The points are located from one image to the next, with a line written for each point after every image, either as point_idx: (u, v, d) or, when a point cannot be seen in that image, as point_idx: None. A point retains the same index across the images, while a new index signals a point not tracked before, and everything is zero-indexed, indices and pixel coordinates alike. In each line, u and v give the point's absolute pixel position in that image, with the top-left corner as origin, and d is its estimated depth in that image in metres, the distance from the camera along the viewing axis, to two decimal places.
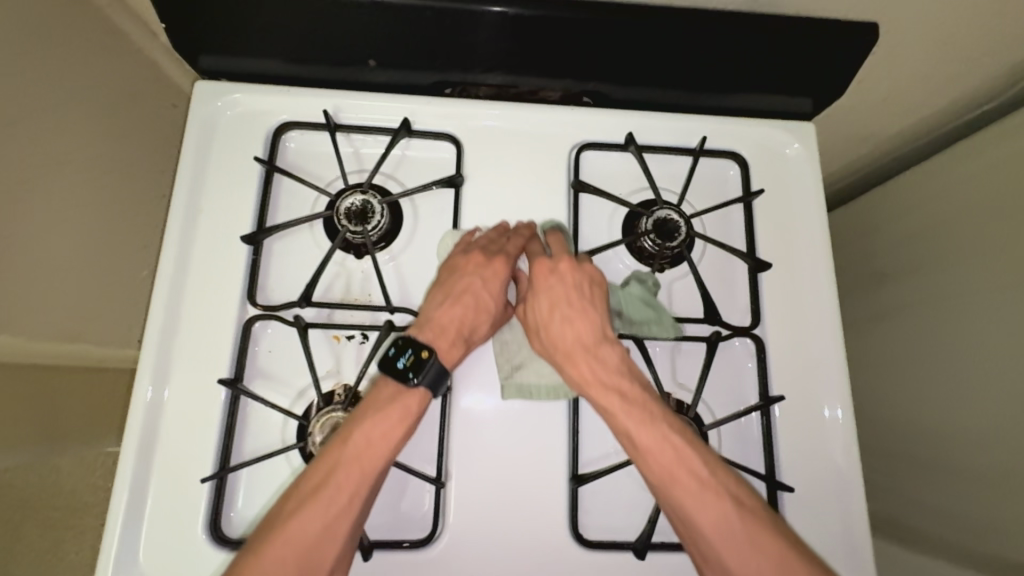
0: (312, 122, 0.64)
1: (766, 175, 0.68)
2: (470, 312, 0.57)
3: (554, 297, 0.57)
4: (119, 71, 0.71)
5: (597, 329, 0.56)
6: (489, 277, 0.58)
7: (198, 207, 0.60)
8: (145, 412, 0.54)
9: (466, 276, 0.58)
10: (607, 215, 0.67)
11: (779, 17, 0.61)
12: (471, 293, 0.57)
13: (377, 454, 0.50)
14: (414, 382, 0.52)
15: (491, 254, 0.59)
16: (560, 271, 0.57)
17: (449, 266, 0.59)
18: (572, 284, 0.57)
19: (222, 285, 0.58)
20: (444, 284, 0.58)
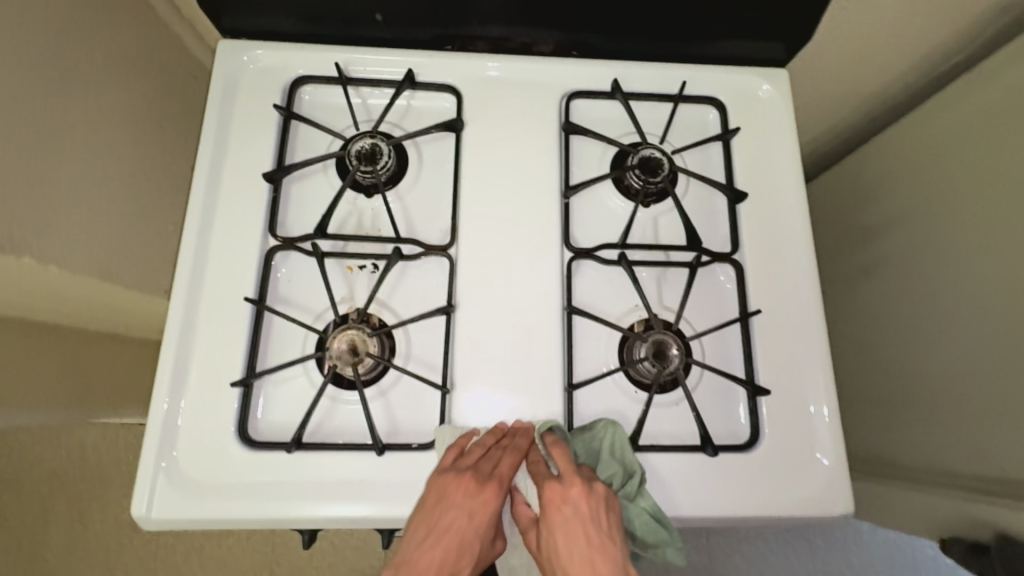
0: (325, 75, 0.70)
1: (743, 116, 0.73)
2: (450, 555, 0.54)
3: (560, 524, 0.54)
4: (146, 40, 0.78)
5: (619, 570, 0.52)
6: (478, 508, 0.55)
7: (223, 153, 0.66)
8: (181, 331, 0.60)
9: (450, 512, 0.55)
10: (596, 157, 0.73)
11: None
12: (453, 532, 0.54)
13: None
14: None
15: (481, 481, 0.56)
16: (571, 499, 0.54)
17: (434, 495, 0.55)
18: (583, 516, 0.54)
19: (247, 218, 0.64)
20: (427, 518, 0.55)
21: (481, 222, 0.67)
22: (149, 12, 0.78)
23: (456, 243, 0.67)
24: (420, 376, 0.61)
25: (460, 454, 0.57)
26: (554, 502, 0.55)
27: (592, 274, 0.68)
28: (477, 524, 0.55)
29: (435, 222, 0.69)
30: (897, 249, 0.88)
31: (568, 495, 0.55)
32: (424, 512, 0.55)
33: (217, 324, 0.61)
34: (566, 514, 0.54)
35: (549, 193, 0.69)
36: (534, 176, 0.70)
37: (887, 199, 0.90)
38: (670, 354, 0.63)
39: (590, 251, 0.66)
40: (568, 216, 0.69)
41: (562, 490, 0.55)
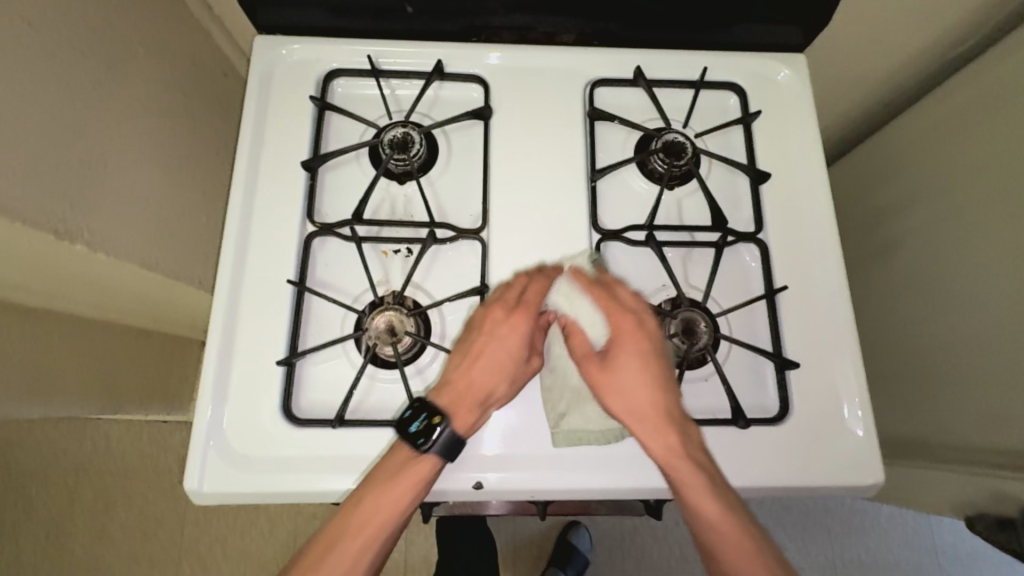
0: (358, 68, 0.72)
1: (764, 101, 0.74)
2: (488, 358, 0.58)
3: (635, 385, 0.57)
4: (181, 35, 0.81)
5: (648, 332, 0.58)
6: (512, 331, 0.59)
7: (262, 142, 0.68)
8: (227, 310, 0.62)
9: (506, 326, 0.59)
10: (621, 142, 0.75)
11: None
12: (488, 349, 0.58)
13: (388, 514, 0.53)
14: (424, 449, 0.55)
15: (511, 305, 0.60)
16: (632, 349, 0.58)
17: (479, 343, 0.59)
18: (640, 352, 0.58)
19: (286, 205, 0.67)
20: (479, 339, 0.59)
21: (510, 205, 0.70)
22: (184, 9, 0.81)
23: (488, 226, 0.69)
24: (457, 354, 0.63)
25: (513, 283, 0.61)
26: (615, 326, 0.59)
27: (620, 255, 0.70)
28: (519, 374, 0.59)
29: (466, 206, 0.71)
30: (908, 228, 0.89)
31: (633, 325, 0.59)
32: (462, 354, 0.59)
33: (261, 304, 0.63)
34: (625, 347, 0.58)
35: (577, 176, 0.71)
36: (562, 159, 0.72)
37: (895, 181, 0.91)
38: (698, 330, 0.65)
39: (619, 232, 0.68)
40: (594, 198, 0.71)
41: (621, 314, 0.59)
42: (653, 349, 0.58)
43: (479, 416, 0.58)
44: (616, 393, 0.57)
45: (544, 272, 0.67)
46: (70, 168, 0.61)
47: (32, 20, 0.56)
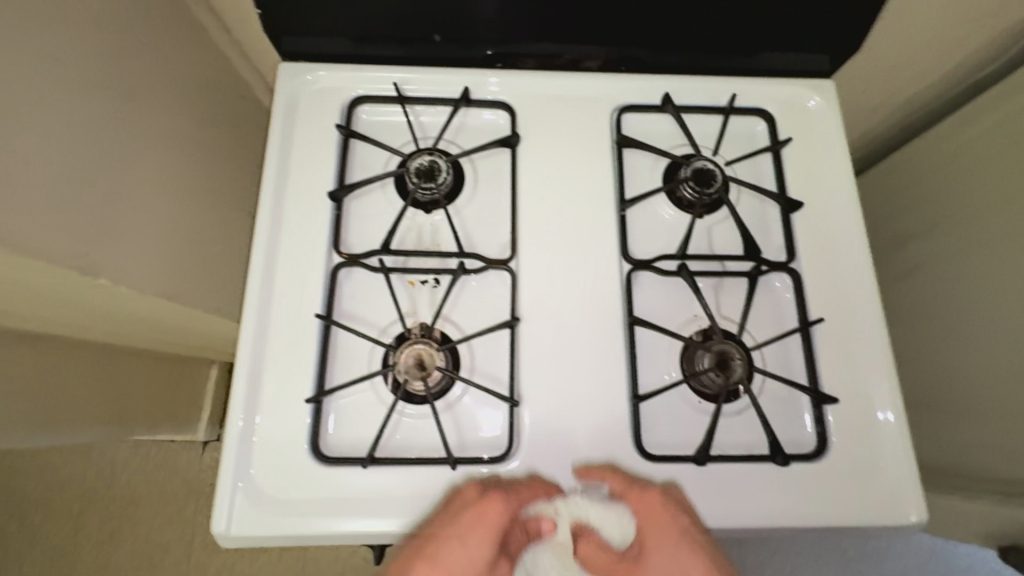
0: (383, 95, 0.72)
1: (792, 128, 0.74)
2: (455, 547, 0.53)
3: (653, 548, 0.56)
4: (197, 61, 0.80)
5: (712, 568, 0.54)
6: (467, 528, 0.53)
7: (287, 171, 0.67)
8: (253, 345, 0.61)
9: (467, 535, 0.53)
10: (650, 169, 0.74)
11: None
12: (449, 544, 0.53)
13: None
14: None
15: (476, 493, 0.56)
16: (667, 554, 0.55)
17: (430, 542, 0.54)
18: (672, 539, 0.55)
19: (312, 236, 0.66)
20: (438, 544, 0.53)
21: (539, 235, 0.68)
22: (201, 34, 0.80)
23: (516, 256, 0.67)
24: (489, 390, 0.62)
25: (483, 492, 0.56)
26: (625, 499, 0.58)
27: (650, 285, 0.69)
28: (479, 557, 0.53)
29: (493, 235, 0.69)
30: (931, 253, 0.89)
31: (650, 525, 0.56)
32: (413, 554, 0.54)
33: (287, 338, 0.62)
34: (654, 545, 0.56)
35: (606, 205, 0.70)
36: (590, 186, 0.71)
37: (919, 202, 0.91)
38: (733, 363, 0.64)
39: (648, 262, 0.67)
40: (623, 227, 0.70)
41: (644, 499, 0.57)
42: (673, 510, 0.56)
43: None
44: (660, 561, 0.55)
45: (575, 304, 0.66)
46: (93, 202, 0.59)
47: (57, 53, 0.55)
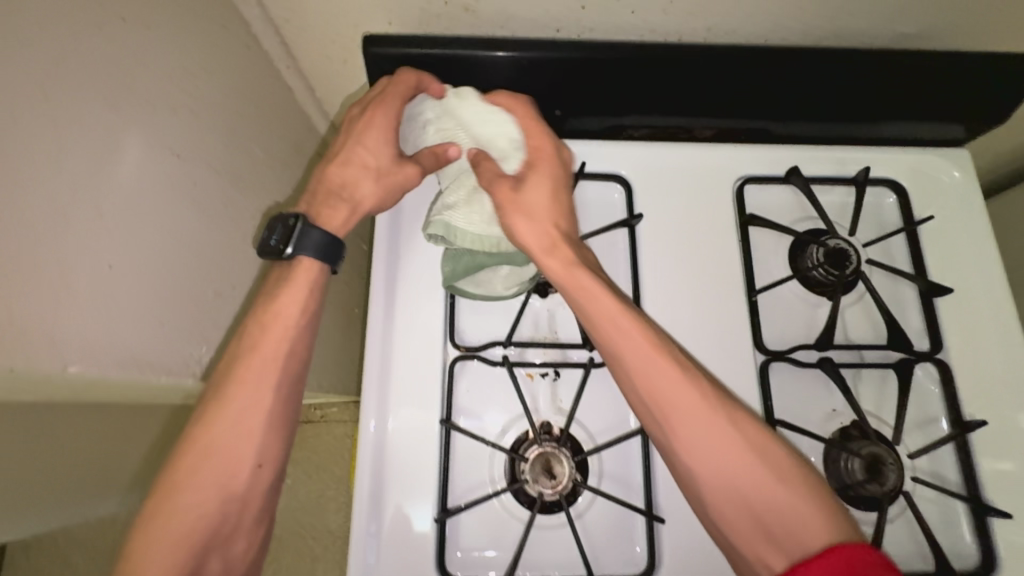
0: None
1: (927, 203, 0.70)
2: (361, 175, 0.58)
3: (622, 307, 0.52)
4: (288, 126, 0.76)
5: (701, 417, 0.48)
6: (378, 127, 0.58)
7: (400, 258, 0.64)
8: (374, 448, 0.58)
9: (367, 127, 0.58)
10: (773, 246, 0.70)
11: (941, 55, 0.66)
12: (356, 158, 0.57)
13: (263, 375, 0.53)
14: (293, 254, 0.54)
15: (357, 126, 0.58)
16: (550, 167, 0.59)
17: (372, 102, 0.59)
18: (551, 181, 0.59)
19: (429, 330, 0.62)
20: (361, 124, 0.58)
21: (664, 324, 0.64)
22: (289, 99, 0.76)
23: None
24: (626, 504, 0.57)
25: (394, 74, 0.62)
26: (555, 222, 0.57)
27: (784, 377, 0.64)
28: (397, 176, 0.58)
29: None
30: None
31: (546, 162, 0.60)
32: (364, 115, 0.58)
33: (408, 441, 0.58)
34: (535, 176, 0.59)
35: (734, 289, 0.66)
36: (715, 267, 0.67)
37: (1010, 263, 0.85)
38: (885, 467, 0.58)
39: (784, 353, 0.63)
40: (755, 314, 0.65)
41: (542, 149, 0.60)
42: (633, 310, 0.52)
43: (354, 215, 0.57)
44: (655, 394, 0.49)
45: None
46: (206, 300, 0.55)
47: (181, 147, 0.50)
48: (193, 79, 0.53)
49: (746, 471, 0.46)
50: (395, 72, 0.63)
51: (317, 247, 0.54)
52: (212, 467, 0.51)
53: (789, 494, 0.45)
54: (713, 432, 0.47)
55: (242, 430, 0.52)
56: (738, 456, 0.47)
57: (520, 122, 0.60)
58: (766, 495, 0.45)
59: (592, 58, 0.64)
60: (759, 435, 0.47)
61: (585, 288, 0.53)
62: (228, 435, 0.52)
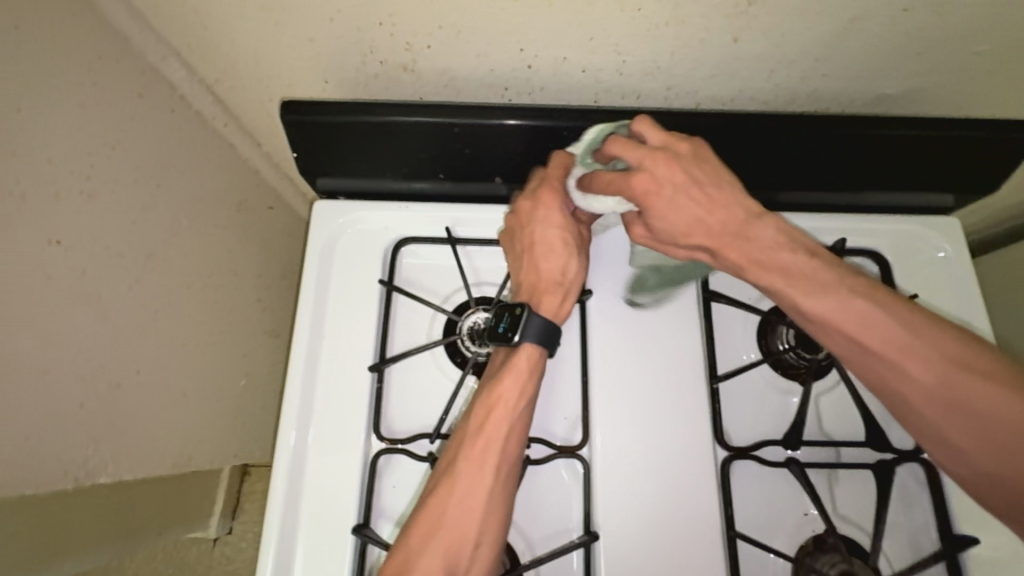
0: (431, 236, 0.62)
1: (910, 278, 0.63)
2: (557, 249, 0.55)
3: (802, 271, 0.45)
4: (231, 185, 0.72)
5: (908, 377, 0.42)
6: (549, 205, 0.55)
7: (322, 330, 0.58)
8: (285, 511, 0.53)
9: (541, 205, 0.56)
10: (741, 324, 0.63)
11: (913, 121, 0.60)
12: (539, 240, 0.56)
13: (502, 418, 0.49)
14: (517, 340, 0.51)
15: (546, 189, 0.56)
16: (660, 171, 0.45)
17: (550, 175, 0.56)
18: (670, 180, 0.46)
19: (348, 420, 0.56)
20: (531, 206, 0.56)
21: (616, 415, 0.57)
22: (232, 156, 0.72)
23: (589, 442, 0.56)
24: None
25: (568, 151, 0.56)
26: (706, 221, 0.46)
27: (749, 476, 0.57)
28: (579, 237, 0.57)
29: (560, 409, 0.58)
30: None
31: (655, 170, 0.45)
32: (537, 192, 0.56)
33: (322, 503, 0.54)
34: (654, 197, 0.46)
35: (695, 375, 0.58)
36: (676, 347, 0.60)
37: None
38: None
39: (749, 451, 0.56)
40: (717, 404, 0.58)
41: (643, 157, 0.46)
42: (845, 292, 0.43)
43: (569, 297, 0.55)
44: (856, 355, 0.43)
45: (665, 506, 0.54)
46: (97, 395, 0.51)
47: (66, 235, 0.48)
48: (92, 161, 0.50)
49: (914, 398, 0.42)
50: (319, 141, 0.59)
51: (539, 333, 0.52)
52: (490, 453, 0.49)
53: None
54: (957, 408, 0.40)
55: (469, 503, 0.47)
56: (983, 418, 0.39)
57: (620, 152, 0.47)
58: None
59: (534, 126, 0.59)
60: (947, 363, 0.41)
61: (791, 293, 0.45)
62: (471, 486, 0.48)
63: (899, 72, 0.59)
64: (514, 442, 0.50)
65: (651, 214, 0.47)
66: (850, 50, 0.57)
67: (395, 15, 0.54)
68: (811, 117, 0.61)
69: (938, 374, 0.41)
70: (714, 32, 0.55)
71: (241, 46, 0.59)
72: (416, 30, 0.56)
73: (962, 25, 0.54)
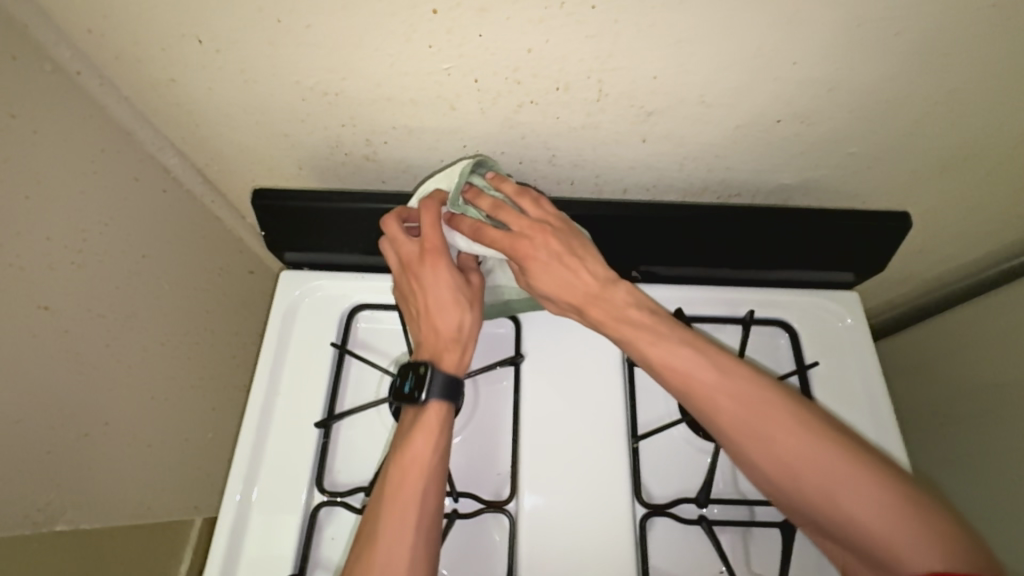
0: (383, 304, 0.70)
1: (817, 346, 0.70)
2: (441, 305, 0.60)
3: (715, 372, 0.54)
4: (215, 252, 0.80)
5: (808, 468, 0.48)
6: (425, 263, 0.61)
7: (277, 388, 0.64)
8: (226, 560, 0.57)
9: (427, 268, 0.60)
10: (663, 389, 0.68)
11: (804, 212, 0.70)
12: (429, 296, 0.61)
13: (434, 411, 0.56)
14: (422, 397, 0.56)
15: (421, 249, 0.61)
16: (541, 238, 0.61)
17: (428, 241, 0.60)
18: (558, 253, 0.61)
19: (293, 472, 0.61)
20: (417, 267, 0.61)
21: (542, 472, 0.62)
22: (218, 228, 0.81)
23: (516, 496, 0.60)
24: None
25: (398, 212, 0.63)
26: (578, 283, 0.61)
27: (667, 533, 0.61)
28: (469, 290, 0.63)
29: (492, 466, 0.63)
30: None
31: (534, 236, 0.61)
32: (420, 259, 0.61)
33: (262, 553, 0.57)
34: (539, 263, 0.61)
35: (616, 434, 0.64)
36: (601, 409, 0.65)
37: (947, 385, 0.82)
38: None
39: (665, 507, 0.60)
40: (636, 462, 0.62)
41: (536, 222, 0.61)
42: (715, 363, 0.54)
43: (466, 355, 0.61)
44: (767, 456, 0.50)
45: (585, 560, 0.58)
46: (64, 444, 0.57)
47: (54, 301, 0.56)
48: (86, 237, 0.59)
49: (827, 498, 0.47)
50: (287, 221, 0.68)
51: (440, 389, 0.57)
52: (427, 441, 0.55)
53: (898, 530, 0.44)
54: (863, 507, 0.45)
55: (409, 486, 0.53)
56: (869, 510, 0.45)
57: (506, 220, 0.61)
58: (913, 542, 0.43)
59: None
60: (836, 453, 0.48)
61: (638, 341, 0.58)
62: (406, 472, 0.54)
63: (794, 167, 0.68)
64: (436, 481, 0.54)
65: (529, 271, 0.62)
66: (746, 151, 0.66)
67: (355, 118, 0.64)
68: (716, 207, 0.70)
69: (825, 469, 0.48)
70: (627, 135, 0.64)
71: (228, 139, 0.69)
72: (374, 129, 0.65)
73: (834, 131, 0.63)
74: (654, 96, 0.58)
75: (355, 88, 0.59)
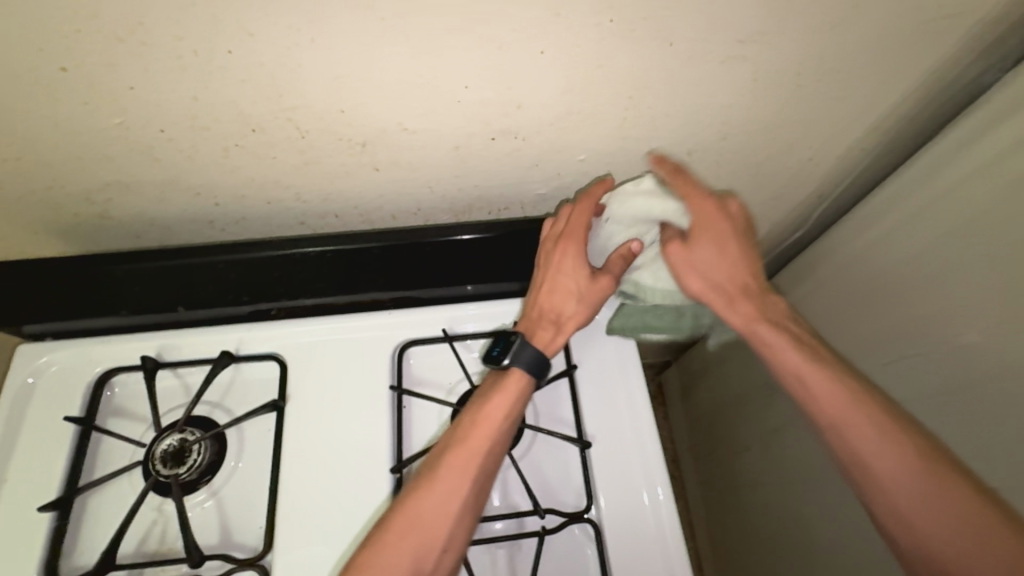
0: (131, 366, 0.66)
1: (581, 347, 0.72)
2: (552, 293, 0.64)
3: (849, 391, 0.54)
4: None
5: (915, 481, 0.50)
6: (566, 247, 0.64)
7: (8, 473, 0.60)
8: None
9: (559, 251, 0.64)
10: (435, 413, 0.68)
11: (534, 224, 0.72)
12: (551, 279, 0.65)
13: (512, 387, 0.60)
14: (511, 365, 0.60)
15: (569, 231, 0.64)
16: (718, 225, 0.62)
17: (577, 224, 0.64)
18: (722, 250, 0.62)
19: (16, 566, 0.56)
20: (556, 246, 0.65)
21: (300, 521, 0.60)
22: None
23: (272, 549, 0.59)
24: None
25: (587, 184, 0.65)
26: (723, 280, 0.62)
27: None
28: (596, 279, 0.65)
29: (252, 519, 0.61)
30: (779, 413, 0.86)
31: (711, 220, 0.62)
32: (559, 239, 0.65)
33: None
34: (706, 246, 0.62)
35: (380, 466, 0.63)
36: (366, 443, 0.64)
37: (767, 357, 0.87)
38: None
39: None
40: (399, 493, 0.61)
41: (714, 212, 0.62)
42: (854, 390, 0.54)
43: (560, 337, 0.64)
44: (874, 464, 0.52)
45: None
46: None
47: None
48: None
49: (914, 512, 0.50)
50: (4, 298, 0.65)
51: (529, 362, 0.61)
52: (501, 412, 0.59)
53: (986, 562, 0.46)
54: (959, 531, 0.47)
55: (470, 455, 0.57)
56: (961, 535, 0.47)
57: (693, 202, 0.62)
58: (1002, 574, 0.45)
59: (195, 261, 0.66)
60: (940, 475, 0.49)
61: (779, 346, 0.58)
62: (472, 442, 0.57)
63: (543, 179, 0.69)
64: (501, 440, 0.58)
65: (693, 251, 0.62)
66: (484, 168, 0.66)
67: (60, 178, 0.59)
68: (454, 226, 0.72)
69: (916, 485, 0.50)
70: (355, 166, 0.63)
71: None
72: (91, 187, 0.60)
73: (562, 140, 0.63)
74: (354, 129, 0.57)
75: (38, 149, 0.55)
